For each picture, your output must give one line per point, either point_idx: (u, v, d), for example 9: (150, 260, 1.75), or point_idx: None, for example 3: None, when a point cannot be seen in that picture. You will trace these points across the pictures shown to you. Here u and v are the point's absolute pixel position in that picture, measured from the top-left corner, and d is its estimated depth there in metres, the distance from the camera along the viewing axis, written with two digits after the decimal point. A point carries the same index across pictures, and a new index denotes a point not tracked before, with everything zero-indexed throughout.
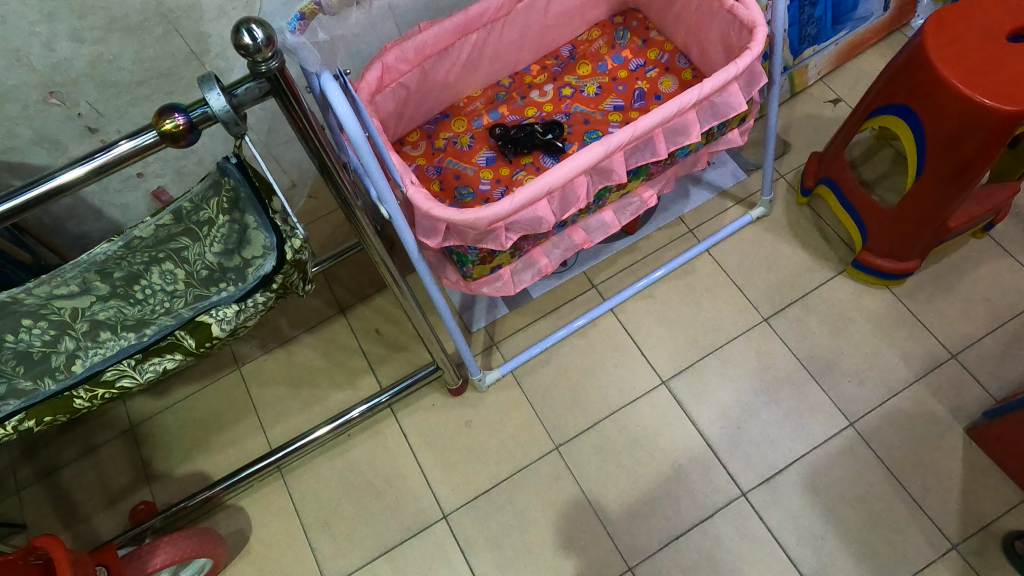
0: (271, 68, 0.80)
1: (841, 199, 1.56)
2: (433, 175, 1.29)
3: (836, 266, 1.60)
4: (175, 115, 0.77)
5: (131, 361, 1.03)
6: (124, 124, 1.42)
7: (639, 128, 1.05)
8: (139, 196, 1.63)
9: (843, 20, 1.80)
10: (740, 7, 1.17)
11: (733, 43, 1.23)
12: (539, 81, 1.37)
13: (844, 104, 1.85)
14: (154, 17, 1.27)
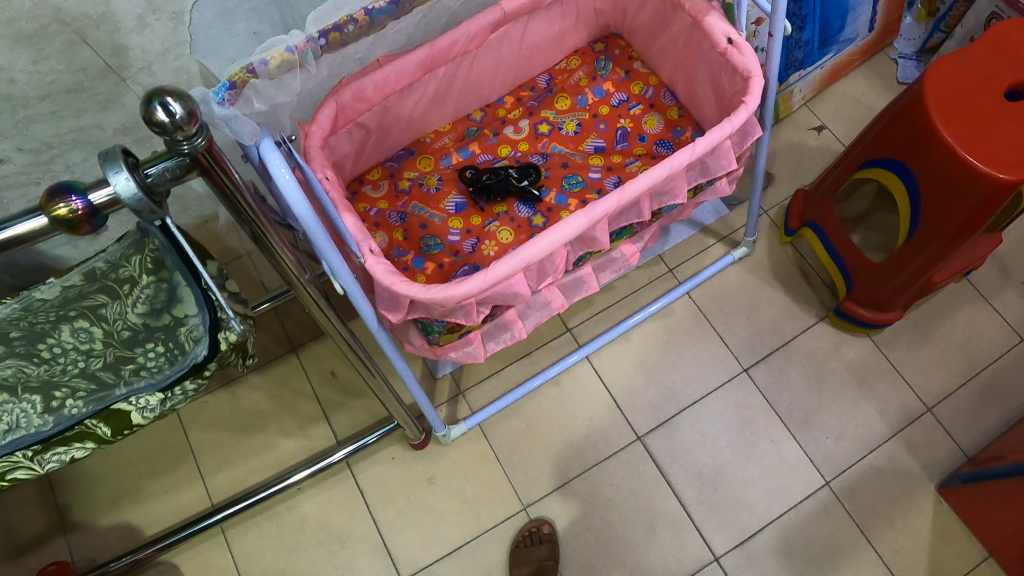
0: (196, 146, 0.66)
1: (829, 245, 1.48)
2: (396, 222, 1.16)
3: (818, 311, 1.53)
4: (68, 201, 0.64)
5: (27, 453, 0.86)
6: (25, 140, 1.23)
7: (626, 195, 0.94)
8: None
9: (829, 43, 1.69)
10: (734, 52, 1.05)
11: (724, 86, 1.11)
12: (513, 115, 1.25)
13: (828, 132, 1.75)
14: (54, 25, 1.08)
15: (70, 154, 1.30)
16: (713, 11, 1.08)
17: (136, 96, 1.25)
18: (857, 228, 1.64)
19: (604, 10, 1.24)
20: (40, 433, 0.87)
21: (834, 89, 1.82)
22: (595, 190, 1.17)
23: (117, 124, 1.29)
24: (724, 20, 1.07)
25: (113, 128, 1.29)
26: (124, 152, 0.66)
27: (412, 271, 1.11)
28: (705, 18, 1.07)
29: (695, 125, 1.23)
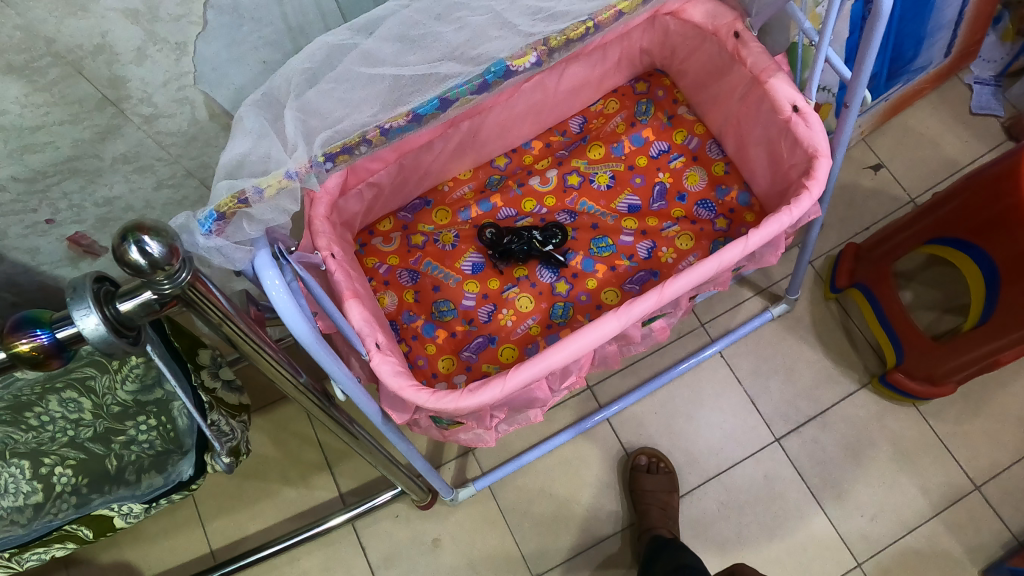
0: (180, 283, 0.58)
1: (881, 313, 1.35)
2: (407, 282, 1.05)
3: (860, 377, 1.41)
4: (26, 338, 0.53)
5: (4, 556, 0.86)
6: (16, 169, 1.11)
7: (666, 296, 0.84)
8: (51, 241, 1.31)
9: (897, 75, 1.49)
10: (800, 124, 0.90)
11: (781, 152, 0.95)
12: (542, 165, 1.13)
13: (885, 171, 1.60)
14: (46, 58, 0.95)
15: (66, 183, 1.18)
16: (779, 71, 0.92)
17: (136, 126, 1.13)
18: (909, 284, 1.50)
19: (649, 48, 1.09)
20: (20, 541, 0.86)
21: (897, 121, 1.65)
22: (626, 255, 1.06)
23: (116, 153, 1.17)
24: (790, 82, 0.91)
25: (112, 158, 1.17)
26: (97, 285, 0.56)
27: (421, 340, 1.02)
28: (770, 80, 0.91)
29: (742, 183, 1.09)
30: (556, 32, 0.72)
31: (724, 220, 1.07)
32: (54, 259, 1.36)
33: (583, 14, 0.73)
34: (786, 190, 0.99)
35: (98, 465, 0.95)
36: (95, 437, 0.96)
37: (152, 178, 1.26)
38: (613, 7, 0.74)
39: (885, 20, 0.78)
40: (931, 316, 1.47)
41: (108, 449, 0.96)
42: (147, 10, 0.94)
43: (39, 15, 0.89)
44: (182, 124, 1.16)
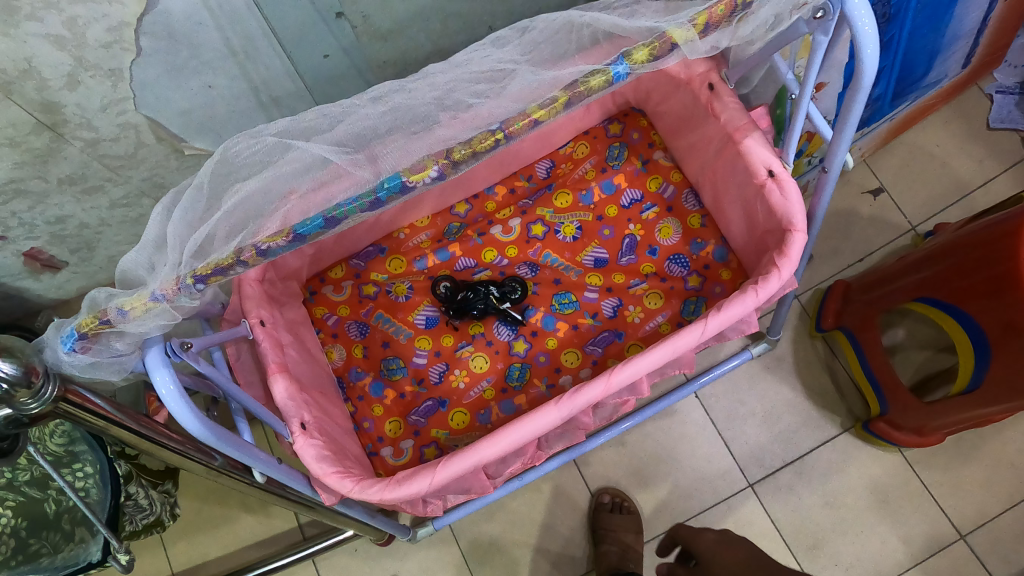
0: (45, 398, 0.53)
1: (864, 362, 1.27)
2: (356, 337, 1.00)
3: (843, 421, 1.34)
4: None
5: None
6: None
7: (615, 383, 0.78)
8: (6, 257, 1.26)
9: (906, 93, 1.33)
10: (775, 189, 0.85)
11: (757, 214, 0.91)
12: (503, 214, 1.08)
13: (885, 196, 1.49)
14: None
15: (12, 204, 1.13)
16: (755, 132, 0.87)
17: (79, 149, 1.06)
18: (903, 320, 1.39)
19: (622, 92, 1.04)
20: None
21: (904, 139, 1.52)
22: (590, 313, 1.03)
23: (62, 175, 1.11)
24: (766, 143, 0.86)
25: (58, 179, 1.11)
26: None
27: (369, 401, 0.97)
28: (744, 139, 0.87)
29: (719, 238, 1.03)
30: (461, 142, 0.64)
31: (697, 277, 1.03)
32: (12, 273, 1.32)
33: (494, 121, 0.64)
34: (762, 251, 0.94)
35: (37, 507, 0.94)
36: (31, 480, 0.94)
37: (104, 198, 1.20)
38: (528, 115, 0.64)
39: (866, 96, 0.70)
40: (924, 355, 1.36)
41: (46, 493, 0.95)
42: (72, 37, 0.85)
43: None
44: (127, 147, 1.09)
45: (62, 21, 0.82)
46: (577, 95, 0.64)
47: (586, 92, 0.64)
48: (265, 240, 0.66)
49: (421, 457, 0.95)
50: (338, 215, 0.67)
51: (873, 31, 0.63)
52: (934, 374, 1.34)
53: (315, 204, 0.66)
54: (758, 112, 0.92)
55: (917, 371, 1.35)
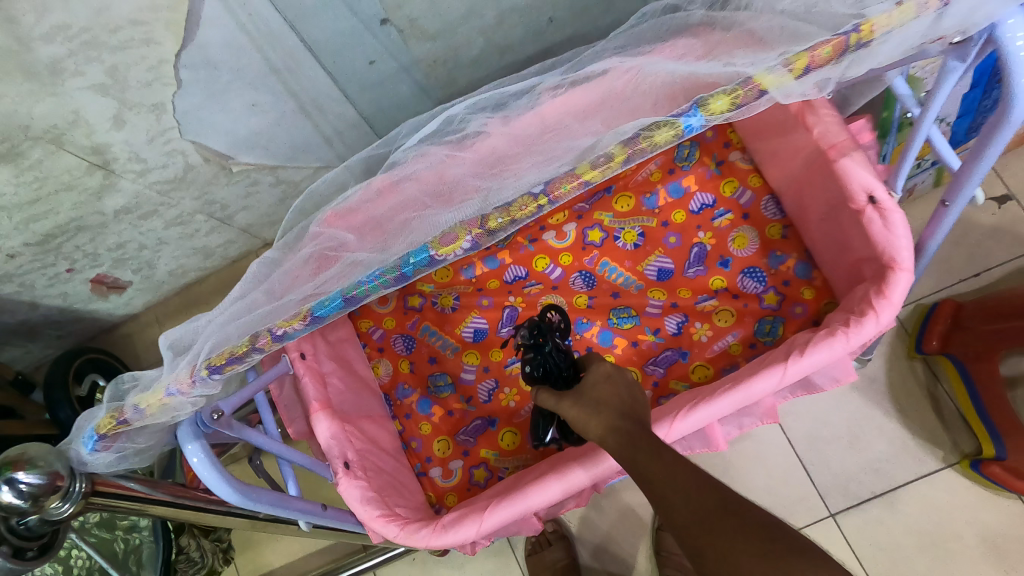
0: (74, 497, 0.51)
1: (976, 398, 1.09)
2: (403, 351, 0.96)
3: (947, 455, 1.14)
4: None
5: None
6: (26, 236, 1.08)
7: (686, 419, 0.71)
8: (78, 285, 1.30)
9: None
10: (874, 218, 0.73)
11: (849, 241, 0.79)
12: (557, 218, 1.01)
13: (1013, 205, 1.22)
14: (21, 138, 0.88)
15: (76, 239, 1.15)
16: (856, 150, 0.75)
17: (131, 181, 1.06)
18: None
19: None
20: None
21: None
22: (651, 329, 0.95)
23: (116, 207, 1.11)
24: (868, 165, 0.74)
25: (114, 212, 1.12)
26: None
27: (416, 419, 0.93)
28: (841, 159, 0.75)
29: (803, 251, 0.93)
30: (499, 209, 0.64)
31: (775, 296, 0.92)
32: (85, 300, 1.36)
33: (535, 185, 0.64)
34: (855, 281, 0.81)
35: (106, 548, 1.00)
36: (101, 523, 0.98)
37: (159, 221, 1.19)
38: (576, 175, 0.62)
39: (1014, 134, 0.58)
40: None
41: (113, 534, 0.99)
42: (114, 82, 0.86)
43: (4, 104, 0.82)
44: (176, 171, 1.07)
45: (104, 69, 0.83)
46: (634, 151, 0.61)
47: (645, 150, 0.61)
48: (282, 324, 0.66)
49: (472, 479, 0.89)
50: (356, 295, 0.66)
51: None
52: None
53: (338, 284, 0.66)
54: (857, 125, 0.79)
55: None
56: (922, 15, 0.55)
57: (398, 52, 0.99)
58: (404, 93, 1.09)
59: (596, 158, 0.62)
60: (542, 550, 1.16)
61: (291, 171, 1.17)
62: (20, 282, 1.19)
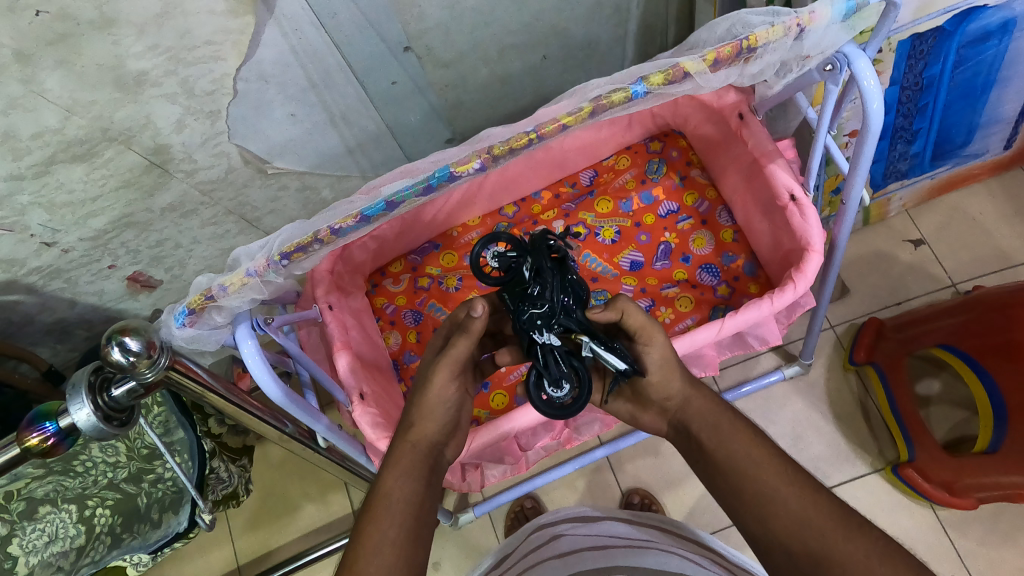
0: (161, 369, 0.62)
1: (896, 407, 1.22)
2: (410, 323, 1.08)
3: (874, 460, 1.27)
4: (39, 431, 0.57)
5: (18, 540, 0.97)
6: (83, 232, 1.22)
7: None
8: (115, 283, 1.41)
9: (946, 157, 1.29)
10: (794, 212, 0.88)
11: (780, 234, 0.94)
12: (548, 215, 1.12)
13: (926, 248, 1.40)
14: (101, 138, 1.04)
15: (124, 235, 1.28)
16: (780, 157, 0.91)
17: (180, 181, 1.21)
18: (940, 371, 1.31)
19: (661, 113, 1.09)
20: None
21: (947, 195, 1.44)
22: None
23: (164, 204, 1.25)
24: (790, 169, 0.90)
25: (160, 209, 1.25)
26: (92, 376, 0.61)
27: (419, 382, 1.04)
28: (770, 164, 0.91)
29: (751, 253, 1.04)
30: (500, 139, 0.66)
31: (727, 287, 1.03)
32: (118, 300, 1.47)
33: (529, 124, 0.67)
34: (784, 270, 0.96)
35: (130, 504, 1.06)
36: (128, 478, 1.06)
37: (196, 220, 1.33)
38: (557, 120, 0.66)
39: (878, 138, 0.74)
40: (960, 414, 1.27)
41: (138, 488, 1.06)
42: (184, 91, 1.03)
43: (97, 107, 0.99)
44: (219, 173, 1.23)
45: (178, 82, 1.01)
46: (600, 109, 0.66)
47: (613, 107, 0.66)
48: (338, 221, 0.67)
49: None
50: (398, 201, 0.67)
51: (875, 87, 0.68)
52: (972, 436, 1.25)
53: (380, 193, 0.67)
54: (784, 143, 0.94)
55: (953, 429, 1.27)
56: (789, 35, 0.66)
57: (414, 74, 1.20)
58: (413, 112, 1.28)
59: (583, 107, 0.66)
60: (521, 524, 1.29)
61: (315, 178, 1.35)
62: (67, 276, 1.31)
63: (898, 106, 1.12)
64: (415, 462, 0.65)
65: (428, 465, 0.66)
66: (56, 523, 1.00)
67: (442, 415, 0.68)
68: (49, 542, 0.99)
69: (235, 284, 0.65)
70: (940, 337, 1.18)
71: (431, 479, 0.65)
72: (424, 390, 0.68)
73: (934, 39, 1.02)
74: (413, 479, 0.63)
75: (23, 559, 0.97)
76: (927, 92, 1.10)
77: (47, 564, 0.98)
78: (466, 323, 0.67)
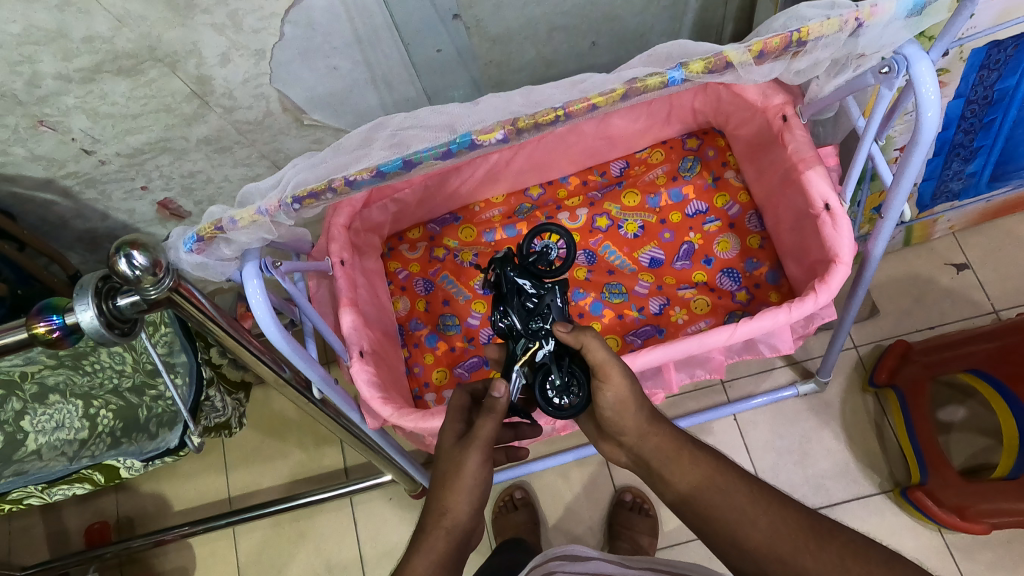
0: (165, 288, 0.64)
1: (912, 431, 1.18)
2: (422, 291, 1.09)
3: (881, 482, 1.24)
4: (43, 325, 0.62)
5: (28, 422, 1.09)
6: (122, 147, 1.26)
7: (637, 364, 0.84)
8: (145, 205, 1.45)
9: (1006, 178, 1.23)
10: (826, 223, 0.84)
11: (810, 246, 0.91)
12: (573, 203, 1.11)
13: (970, 273, 1.35)
14: (148, 59, 1.06)
15: (159, 158, 1.31)
16: (819, 165, 0.87)
17: (219, 115, 1.22)
18: (967, 399, 1.28)
19: (703, 110, 1.05)
20: (46, 477, 0.92)
21: (998, 224, 1.38)
22: (637, 306, 1.03)
23: (200, 135, 1.27)
24: (828, 179, 0.86)
25: (197, 139, 1.28)
26: (101, 282, 0.64)
27: (422, 349, 1.05)
28: (806, 171, 0.87)
29: (775, 261, 1.02)
30: (527, 111, 0.65)
31: (746, 294, 1.01)
32: (148, 222, 1.51)
33: (557, 99, 0.65)
34: (809, 281, 0.93)
35: (132, 413, 1.10)
36: (132, 388, 1.11)
37: (230, 158, 1.35)
38: (587, 99, 0.64)
39: (925, 155, 0.73)
40: (983, 442, 1.24)
41: (141, 400, 1.11)
42: (231, 23, 1.03)
43: (145, 28, 1.01)
44: (258, 114, 1.24)
45: (227, 12, 1.01)
46: (633, 91, 0.64)
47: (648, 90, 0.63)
48: (354, 172, 0.66)
49: None
50: (416, 161, 0.66)
51: (932, 98, 0.65)
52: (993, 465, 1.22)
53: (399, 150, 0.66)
54: (827, 150, 0.91)
55: (971, 457, 1.24)
56: (844, 31, 0.63)
57: (461, 40, 1.18)
58: (459, 80, 1.27)
59: (613, 90, 0.63)
60: (508, 512, 1.28)
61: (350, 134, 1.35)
62: (100, 189, 1.36)
63: (965, 117, 1.08)
64: (448, 549, 0.66)
65: (459, 550, 0.67)
66: (63, 413, 1.10)
67: (476, 491, 0.69)
68: (55, 431, 1.09)
69: (246, 218, 0.65)
70: (967, 364, 1.15)
71: (460, 564, 0.67)
72: (457, 473, 0.69)
73: (1015, 48, 0.97)
74: (440, 565, 0.65)
75: (32, 438, 1.09)
76: (996, 107, 1.07)
77: (51, 447, 1.08)
78: (491, 403, 0.69)
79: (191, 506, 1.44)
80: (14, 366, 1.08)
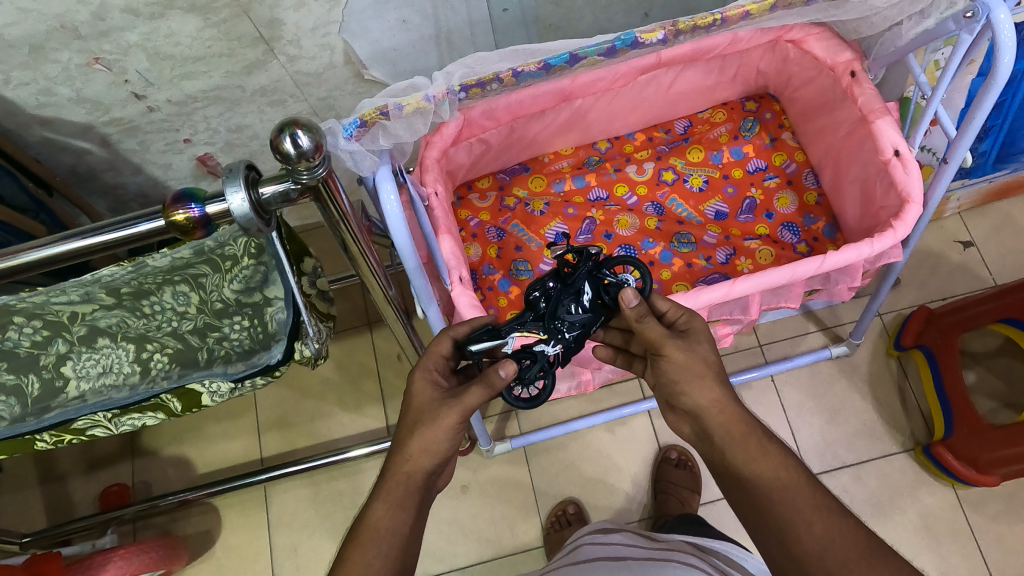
0: (316, 176, 0.64)
1: (941, 390, 1.26)
2: (493, 238, 1.11)
3: (904, 441, 1.32)
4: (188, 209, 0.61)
5: (70, 366, 0.96)
6: (174, 94, 1.23)
7: (735, 291, 0.87)
8: (183, 160, 1.43)
9: (1011, 158, 1.35)
10: (898, 167, 0.91)
11: (875, 194, 0.97)
12: (640, 155, 1.16)
13: (975, 250, 1.46)
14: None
15: (208, 109, 1.29)
16: (888, 115, 0.94)
17: (280, 64, 1.22)
18: (976, 365, 1.37)
19: (766, 72, 1.12)
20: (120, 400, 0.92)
21: (998, 206, 1.50)
22: (705, 256, 1.08)
23: (256, 87, 1.26)
24: (896, 128, 0.93)
25: (253, 90, 1.27)
26: (247, 170, 0.64)
27: (495, 292, 1.06)
28: (875, 121, 0.94)
29: (831, 216, 1.09)
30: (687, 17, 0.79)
31: (806, 246, 1.07)
32: (181, 179, 1.49)
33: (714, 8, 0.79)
34: (873, 230, 0.99)
35: (190, 355, 1.01)
36: (194, 330, 1.00)
37: (281, 112, 1.35)
38: (743, 7, 0.78)
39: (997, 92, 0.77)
40: (991, 404, 1.33)
41: (203, 342, 1.01)
42: None
43: None
44: (318, 67, 1.25)
45: None
46: (781, 4, 0.78)
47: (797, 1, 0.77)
48: (521, 65, 0.79)
49: None
50: (581, 56, 0.79)
51: (1008, 39, 0.72)
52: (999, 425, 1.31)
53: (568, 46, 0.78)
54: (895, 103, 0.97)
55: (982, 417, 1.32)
56: None
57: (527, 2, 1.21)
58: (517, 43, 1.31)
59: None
60: (562, 529, 1.25)
61: None
62: (140, 140, 1.33)
63: None
64: (407, 493, 0.64)
65: (420, 495, 0.65)
66: (112, 358, 0.98)
67: (442, 446, 0.65)
68: (104, 374, 0.98)
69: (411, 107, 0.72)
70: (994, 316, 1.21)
71: (420, 509, 0.64)
72: (428, 423, 0.66)
73: None
74: (400, 509, 0.63)
75: (74, 383, 0.97)
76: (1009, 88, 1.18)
77: (98, 393, 0.97)
78: (488, 377, 0.64)
79: (217, 469, 1.39)
80: (67, 305, 0.91)
